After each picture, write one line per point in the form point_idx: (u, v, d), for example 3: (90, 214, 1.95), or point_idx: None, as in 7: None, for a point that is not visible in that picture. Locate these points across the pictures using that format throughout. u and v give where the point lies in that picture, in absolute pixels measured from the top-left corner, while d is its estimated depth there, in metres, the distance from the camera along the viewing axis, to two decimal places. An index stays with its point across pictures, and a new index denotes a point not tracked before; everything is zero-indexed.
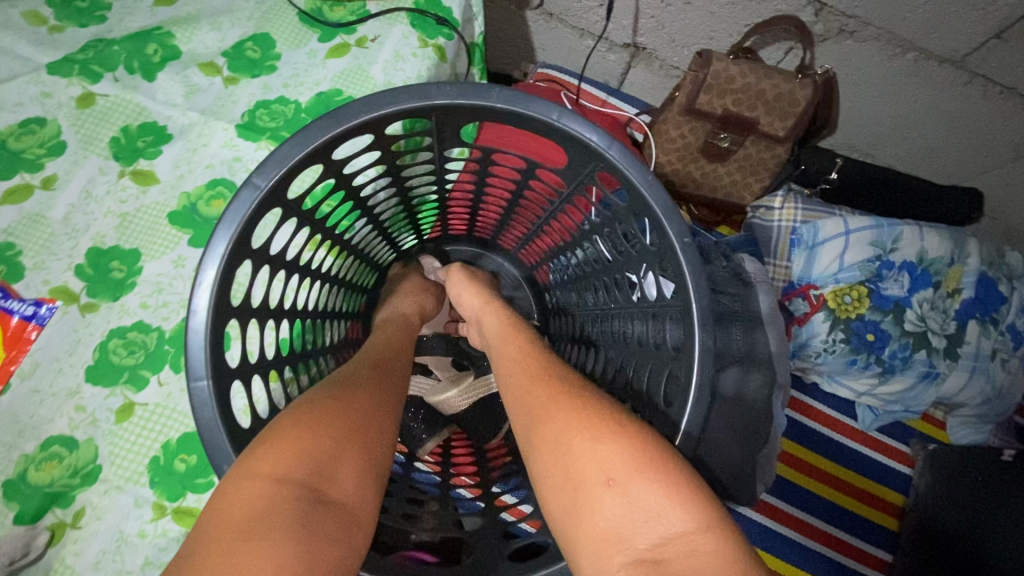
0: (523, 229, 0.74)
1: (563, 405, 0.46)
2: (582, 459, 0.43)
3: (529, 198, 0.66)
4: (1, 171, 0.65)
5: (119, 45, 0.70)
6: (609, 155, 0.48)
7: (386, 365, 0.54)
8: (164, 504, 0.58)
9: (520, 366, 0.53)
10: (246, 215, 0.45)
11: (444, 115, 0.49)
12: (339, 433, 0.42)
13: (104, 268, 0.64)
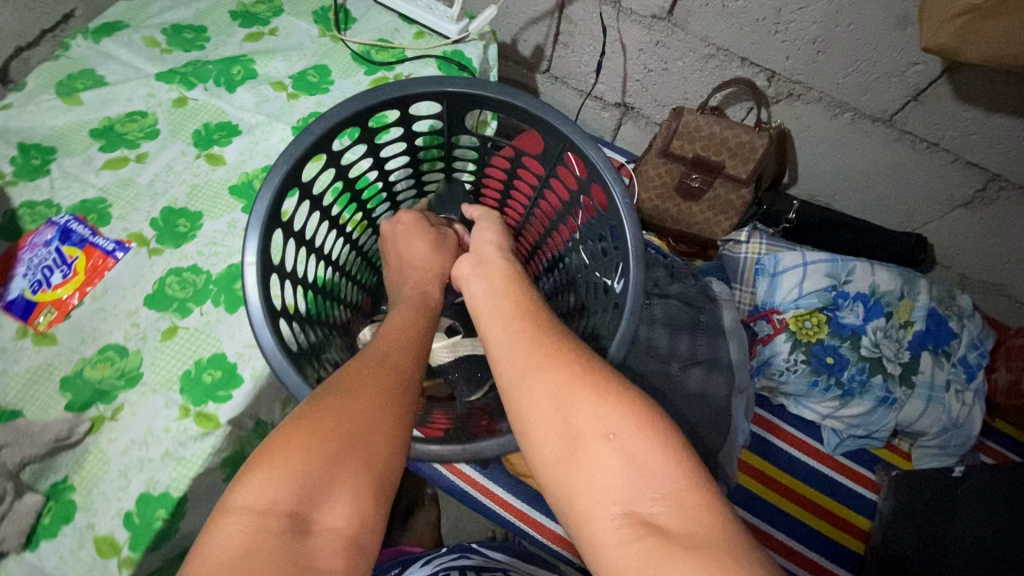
0: (512, 225, 0.88)
1: (556, 370, 0.45)
2: (577, 421, 0.42)
3: (520, 191, 0.81)
4: (107, 146, 0.83)
5: (212, 65, 0.91)
6: (572, 136, 0.63)
7: (391, 346, 0.52)
8: (189, 407, 0.69)
9: (510, 333, 0.51)
10: (300, 152, 0.59)
11: (454, 99, 0.65)
12: (342, 424, 0.41)
13: (172, 223, 0.79)
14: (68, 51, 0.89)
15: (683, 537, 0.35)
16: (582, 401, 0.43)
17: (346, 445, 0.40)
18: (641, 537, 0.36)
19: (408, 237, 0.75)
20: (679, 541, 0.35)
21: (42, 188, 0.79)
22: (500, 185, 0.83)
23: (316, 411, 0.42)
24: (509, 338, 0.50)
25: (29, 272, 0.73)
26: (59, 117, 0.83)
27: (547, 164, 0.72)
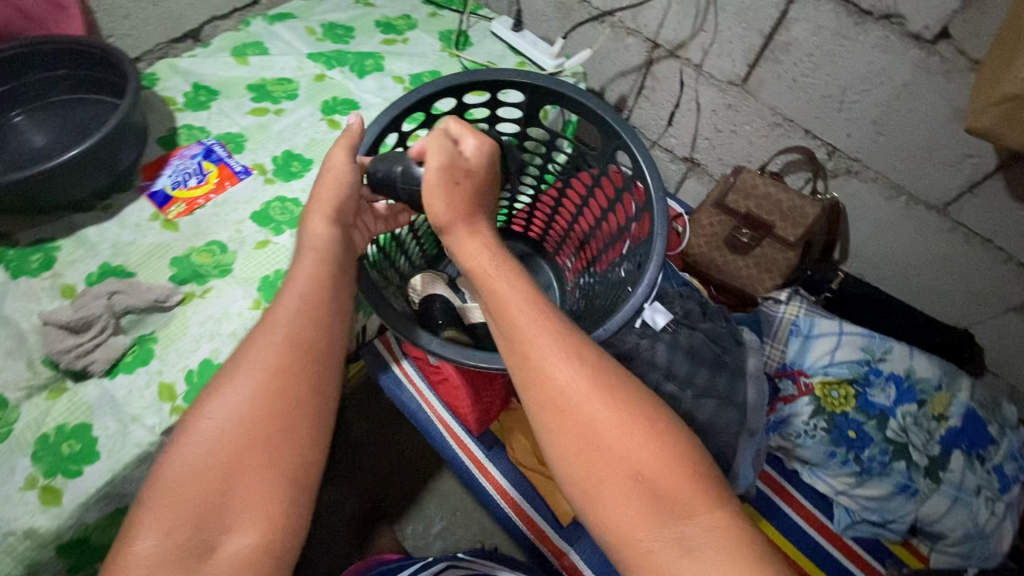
0: (563, 229, 1.00)
1: (598, 416, 0.47)
2: (621, 469, 0.45)
3: (574, 193, 0.93)
4: (257, 98, 1.03)
5: (352, 56, 1.11)
6: (625, 135, 0.74)
7: (309, 329, 0.55)
8: (261, 302, 0.81)
9: (541, 367, 0.49)
10: (406, 106, 0.75)
11: (535, 92, 0.79)
12: (239, 445, 0.49)
13: (288, 163, 0.96)
14: (248, 28, 1.13)
15: (709, 551, 0.43)
16: (611, 432, 0.46)
17: (242, 467, 0.48)
18: (675, 552, 0.43)
19: (324, 169, 0.66)
20: (704, 556, 0.42)
21: (201, 118, 0.99)
22: (558, 188, 0.95)
23: (201, 445, 0.49)
24: (540, 375, 0.49)
25: (173, 174, 0.91)
26: (228, 71, 1.05)
27: (601, 163, 0.84)
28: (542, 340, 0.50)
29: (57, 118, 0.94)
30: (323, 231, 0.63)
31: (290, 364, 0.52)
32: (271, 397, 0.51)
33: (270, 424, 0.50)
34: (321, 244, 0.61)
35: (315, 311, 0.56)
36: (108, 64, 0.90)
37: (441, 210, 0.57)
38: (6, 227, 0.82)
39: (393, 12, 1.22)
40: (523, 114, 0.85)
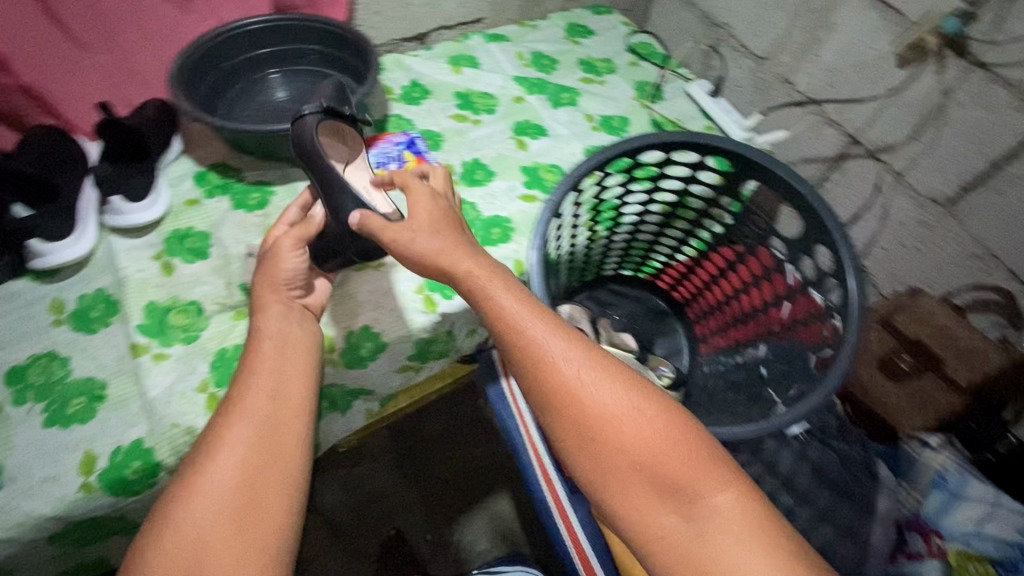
0: (711, 302, 0.98)
1: (612, 413, 0.55)
2: (640, 454, 0.53)
3: (738, 273, 0.91)
4: (461, 105, 1.12)
5: (552, 86, 1.18)
6: (836, 232, 0.71)
7: (268, 406, 0.62)
8: (424, 288, 0.88)
9: (555, 371, 0.57)
10: (620, 151, 0.76)
11: (745, 166, 0.78)
12: (238, 504, 0.57)
13: (474, 171, 1.03)
14: (466, 41, 1.24)
15: (723, 535, 0.50)
16: (612, 428, 0.54)
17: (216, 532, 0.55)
18: (693, 533, 0.51)
19: (272, 259, 0.72)
20: (723, 537, 0.50)
21: (410, 111, 1.09)
22: (724, 262, 0.93)
23: (190, 477, 0.58)
24: (555, 378, 0.56)
25: (377, 154, 1.01)
26: (442, 76, 1.16)
27: (789, 253, 0.81)
28: (550, 353, 0.58)
29: (299, 83, 1.08)
30: (286, 325, 0.69)
31: (266, 432, 0.61)
32: (254, 441, 0.60)
33: (237, 463, 0.58)
34: (260, 327, 0.68)
35: (285, 388, 0.64)
36: (355, 50, 1.02)
37: (421, 251, 0.64)
38: (239, 165, 0.97)
39: (596, 53, 1.28)
40: (720, 183, 0.85)
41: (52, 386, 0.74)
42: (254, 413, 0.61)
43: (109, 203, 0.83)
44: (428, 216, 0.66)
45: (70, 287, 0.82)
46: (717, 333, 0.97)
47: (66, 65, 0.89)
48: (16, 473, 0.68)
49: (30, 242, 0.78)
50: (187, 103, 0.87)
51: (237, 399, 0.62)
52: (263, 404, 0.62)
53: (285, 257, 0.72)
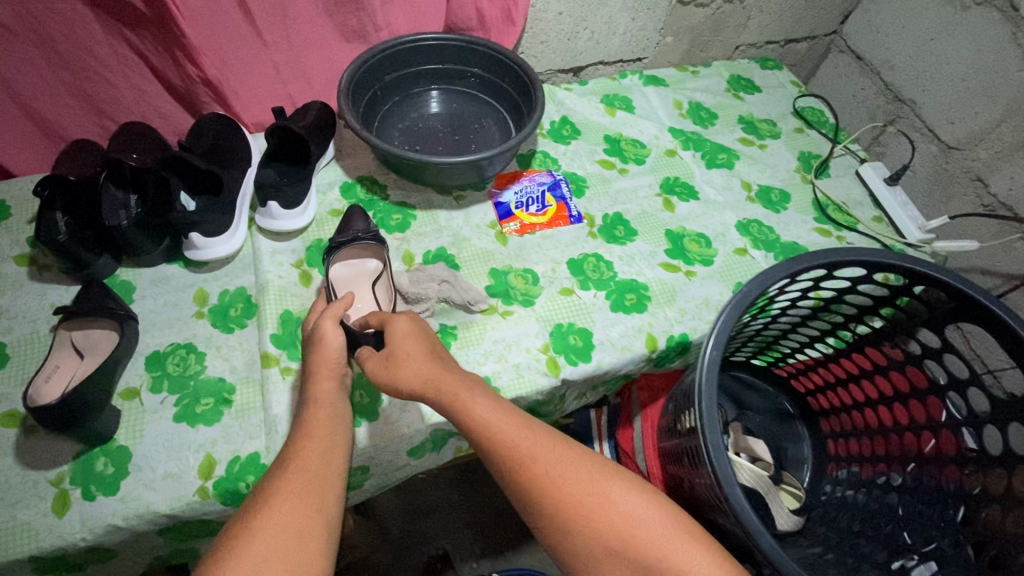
0: (855, 424, 0.87)
1: (569, 480, 0.62)
2: (597, 518, 0.59)
3: (906, 409, 0.80)
4: (609, 151, 1.07)
5: (709, 144, 1.09)
6: None
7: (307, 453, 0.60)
8: (549, 349, 0.83)
9: (516, 446, 0.63)
10: (842, 260, 0.66)
11: (978, 310, 0.67)
12: (286, 541, 0.52)
13: (614, 225, 0.97)
14: (622, 80, 1.19)
15: None
16: (590, 496, 0.61)
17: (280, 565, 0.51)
18: None
19: (315, 349, 0.70)
20: None
21: (558, 150, 1.05)
22: (888, 391, 0.82)
23: (239, 522, 0.54)
24: (518, 453, 0.63)
25: (519, 192, 0.98)
26: (594, 115, 1.11)
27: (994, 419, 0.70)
28: (513, 438, 0.64)
29: (453, 105, 1.07)
30: (325, 385, 0.68)
31: (309, 473, 0.58)
32: (296, 476, 0.58)
33: (290, 499, 0.55)
34: (319, 388, 0.68)
35: (328, 439, 0.63)
36: (518, 81, 1.00)
37: (424, 380, 0.66)
38: (386, 182, 0.97)
39: (759, 112, 1.18)
40: (930, 311, 0.74)
41: (186, 379, 0.76)
42: (306, 457, 0.60)
43: (264, 207, 0.84)
44: (418, 348, 0.69)
45: (215, 280, 0.84)
46: (852, 460, 0.87)
47: (248, 61, 0.92)
48: (143, 462, 0.70)
49: (191, 235, 0.79)
50: (354, 118, 0.87)
51: (295, 447, 0.61)
52: (315, 451, 0.61)
53: (331, 339, 0.71)
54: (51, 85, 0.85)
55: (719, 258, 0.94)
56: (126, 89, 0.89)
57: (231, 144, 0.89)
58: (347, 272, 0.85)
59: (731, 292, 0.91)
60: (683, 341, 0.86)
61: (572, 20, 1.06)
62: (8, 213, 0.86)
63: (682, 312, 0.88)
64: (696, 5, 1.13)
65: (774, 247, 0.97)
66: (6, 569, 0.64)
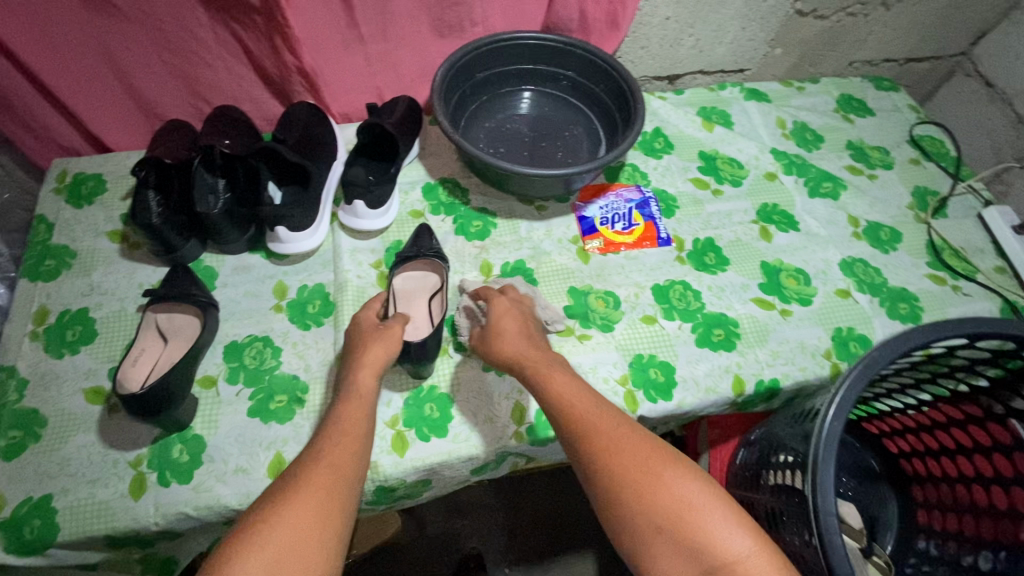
0: (951, 499, 0.76)
1: (624, 446, 0.59)
2: (645, 487, 0.55)
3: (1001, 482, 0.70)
4: (703, 169, 1.00)
5: (814, 171, 1.01)
6: None
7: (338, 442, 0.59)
8: (628, 380, 0.78)
9: (579, 411, 0.62)
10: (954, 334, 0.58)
11: None
12: (305, 528, 0.51)
13: (704, 251, 0.90)
14: (721, 91, 1.11)
15: None
16: (636, 472, 0.56)
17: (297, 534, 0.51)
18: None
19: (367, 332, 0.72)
20: None
21: (648, 164, 0.99)
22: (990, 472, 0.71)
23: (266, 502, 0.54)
24: (581, 416, 0.62)
25: (604, 207, 0.93)
26: (689, 129, 1.04)
27: None
28: (580, 405, 0.63)
29: (541, 108, 1.02)
30: (367, 382, 0.66)
31: (338, 470, 0.56)
32: (326, 473, 0.56)
33: (316, 494, 0.54)
34: (357, 383, 0.66)
35: (360, 435, 0.61)
36: (614, 89, 0.95)
37: (514, 354, 0.70)
38: (468, 186, 0.94)
39: (870, 138, 1.08)
40: None
41: (261, 374, 0.75)
42: (337, 452, 0.58)
43: (349, 204, 0.82)
44: (514, 325, 0.73)
45: (294, 274, 0.84)
46: (941, 538, 0.77)
47: (342, 51, 0.90)
48: (216, 454, 0.70)
49: (276, 229, 0.79)
50: (446, 118, 0.84)
51: (328, 442, 0.59)
52: (348, 447, 0.59)
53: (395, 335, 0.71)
54: (153, 65, 0.85)
55: (818, 298, 0.87)
56: (222, 72, 0.89)
57: (319, 135, 0.88)
58: (407, 285, 0.83)
59: (830, 337, 0.83)
60: (773, 387, 0.79)
61: (677, 27, 0.99)
62: (104, 189, 0.88)
63: (775, 355, 0.81)
64: (814, 17, 1.03)
65: (880, 292, 0.89)
66: (83, 544, 0.66)
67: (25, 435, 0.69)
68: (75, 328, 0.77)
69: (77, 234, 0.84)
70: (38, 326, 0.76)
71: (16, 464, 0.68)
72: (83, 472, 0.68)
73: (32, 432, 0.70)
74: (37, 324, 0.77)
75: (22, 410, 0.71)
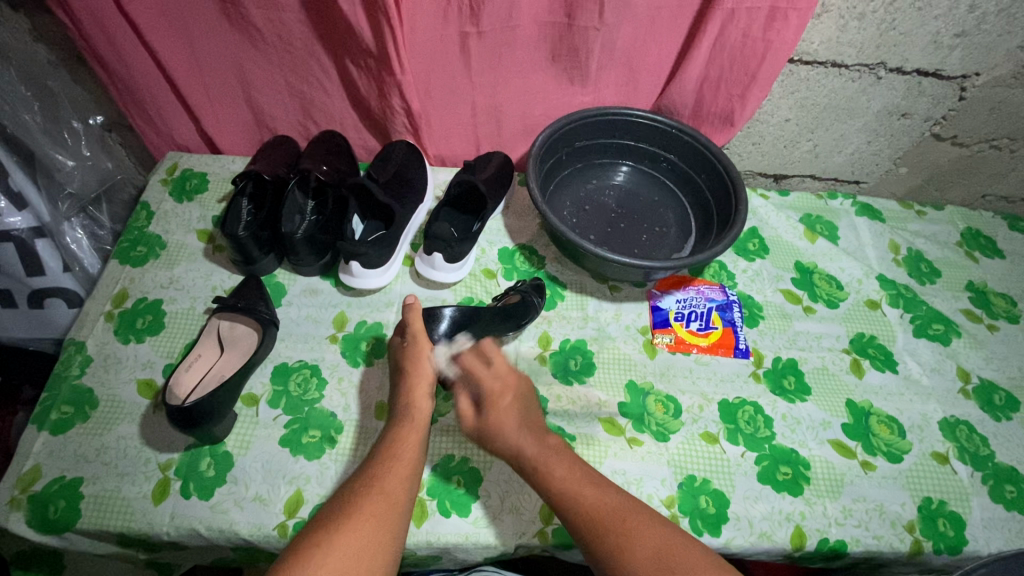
0: None
1: (636, 533, 0.57)
2: (659, 573, 0.53)
3: None
4: (797, 281, 0.92)
5: (925, 308, 0.91)
6: None
7: (396, 445, 0.63)
8: (675, 502, 0.70)
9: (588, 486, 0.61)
10: None
11: None
12: (361, 551, 0.52)
13: (783, 373, 0.83)
14: (830, 200, 1.03)
15: None
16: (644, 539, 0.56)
17: (384, 513, 0.56)
18: None
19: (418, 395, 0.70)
20: None
21: (737, 265, 0.93)
22: None
23: (334, 508, 0.56)
24: (589, 506, 0.59)
25: (682, 301, 0.88)
26: (789, 235, 0.97)
27: None
28: (587, 494, 0.60)
29: (635, 186, 0.99)
30: (424, 406, 0.68)
31: (392, 498, 0.57)
32: (378, 499, 0.57)
33: (370, 518, 0.55)
34: (416, 407, 0.67)
35: (414, 460, 0.62)
36: (716, 181, 0.90)
37: (517, 442, 0.65)
38: (545, 254, 0.92)
39: (995, 283, 0.96)
40: None
41: (301, 404, 0.75)
42: (392, 479, 0.59)
43: (428, 255, 0.83)
44: (511, 402, 0.70)
45: (357, 307, 0.84)
46: None
47: (451, 100, 0.91)
48: (240, 476, 0.69)
49: (350, 263, 0.80)
50: (537, 184, 0.82)
51: (382, 466, 0.60)
52: (401, 474, 0.60)
53: (429, 358, 0.71)
54: (275, 84, 0.90)
55: (909, 457, 0.76)
56: (335, 100, 0.92)
57: (411, 178, 0.91)
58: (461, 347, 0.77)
59: (916, 507, 0.73)
60: (839, 550, 0.69)
61: (796, 129, 0.95)
62: (205, 188, 0.94)
63: (847, 512, 0.71)
64: (953, 143, 0.96)
65: (985, 466, 0.77)
66: (97, 537, 0.66)
67: (75, 413, 0.72)
68: (146, 316, 0.81)
69: (171, 227, 0.90)
70: (115, 308, 0.81)
71: (60, 439, 0.70)
72: (116, 462, 0.69)
73: (82, 411, 0.72)
74: (115, 306, 0.81)
75: (80, 387, 0.74)
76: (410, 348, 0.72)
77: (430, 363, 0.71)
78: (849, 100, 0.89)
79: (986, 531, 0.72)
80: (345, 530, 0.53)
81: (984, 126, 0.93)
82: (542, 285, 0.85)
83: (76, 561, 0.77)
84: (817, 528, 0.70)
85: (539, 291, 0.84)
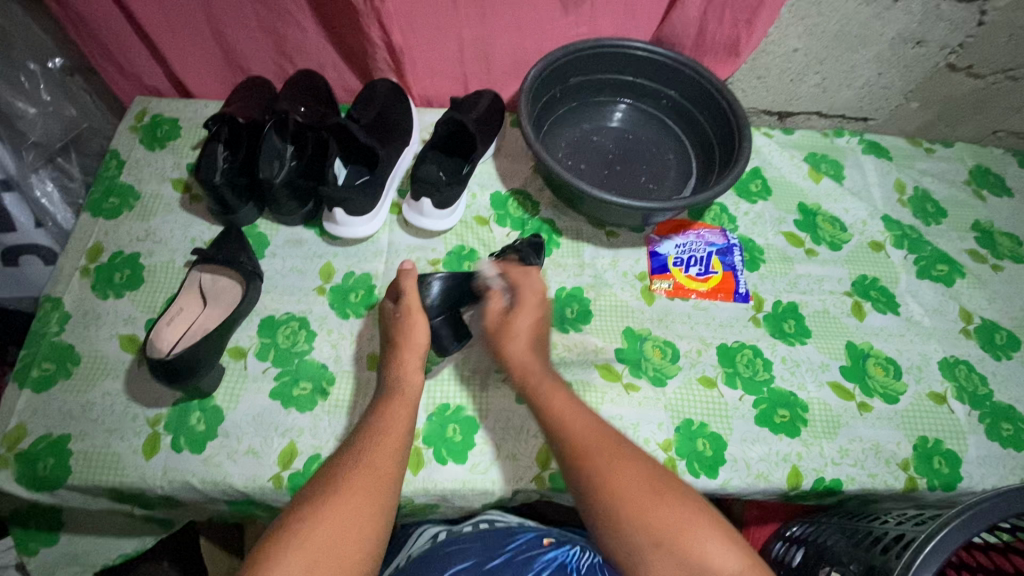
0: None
1: (628, 466, 0.55)
2: (645, 502, 0.52)
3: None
4: (800, 223, 0.89)
5: (930, 248, 0.89)
6: None
7: (382, 418, 0.60)
8: (672, 446, 0.70)
9: (581, 429, 0.58)
10: None
11: None
12: (349, 526, 0.50)
13: (783, 317, 0.81)
14: (836, 138, 0.99)
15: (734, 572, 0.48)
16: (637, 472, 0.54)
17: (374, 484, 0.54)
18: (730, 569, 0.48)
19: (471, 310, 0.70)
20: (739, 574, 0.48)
21: (739, 207, 0.90)
22: None
23: (320, 481, 0.54)
24: (579, 436, 0.57)
25: (681, 246, 0.85)
26: (793, 175, 0.94)
27: None
28: (576, 434, 0.58)
29: (633, 126, 0.94)
30: (414, 379, 0.64)
31: (378, 470, 0.55)
32: (364, 473, 0.54)
33: (357, 492, 0.52)
34: (406, 381, 0.64)
35: (404, 431, 0.60)
36: (719, 119, 0.85)
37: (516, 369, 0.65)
38: (538, 199, 0.88)
39: (1002, 223, 0.93)
40: None
41: (290, 356, 0.73)
42: (379, 451, 0.56)
43: (416, 201, 0.79)
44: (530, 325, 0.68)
45: (344, 258, 0.81)
46: None
47: (435, 33, 0.84)
48: (232, 429, 0.68)
49: (334, 210, 0.76)
50: (529, 124, 0.77)
51: (369, 439, 0.57)
52: (389, 445, 0.57)
53: (421, 330, 0.67)
54: (245, 19, 0.83)
55: (907, 398, 0.76)
56: (311, 36, 0.85)
57: (397, 120, 0.86)
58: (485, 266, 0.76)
59: (912, 446, 0.73)
60: (834, 489, 0.69)
61: (804, 61, 0.89)
62: (178, 134, 0.89)
63: (843, 453, 0.71)
64: (968, 74, 0.91)
65: (983, 405, 0.77)
66: (90, 492, 0.66)
67: (56, 370, 0.70)
68: (123, 271, 0.77)
69: (144, 176, 0.85)
70: (90, 262, 0.78)
71: (44, 397, 0.68)
72: (104, 419, 0.68)
73: (64, 368, 0.70)
74: (90, 261, 0.78)
75: (60, 344, 0.72)
76: (403, 321, 0.67)
77: (424, 336, 0.67)
78: (862, 26, 0.83)
79: (980, 468, 0.72)
80: (335, 502, 0.51)
81: (1002, 54, 0.88)
82: (542, 246, 0.81)
83: (75, 517, 0.77)
84: (808, 471, 0.70)
85: (537, 251, 0.80)
